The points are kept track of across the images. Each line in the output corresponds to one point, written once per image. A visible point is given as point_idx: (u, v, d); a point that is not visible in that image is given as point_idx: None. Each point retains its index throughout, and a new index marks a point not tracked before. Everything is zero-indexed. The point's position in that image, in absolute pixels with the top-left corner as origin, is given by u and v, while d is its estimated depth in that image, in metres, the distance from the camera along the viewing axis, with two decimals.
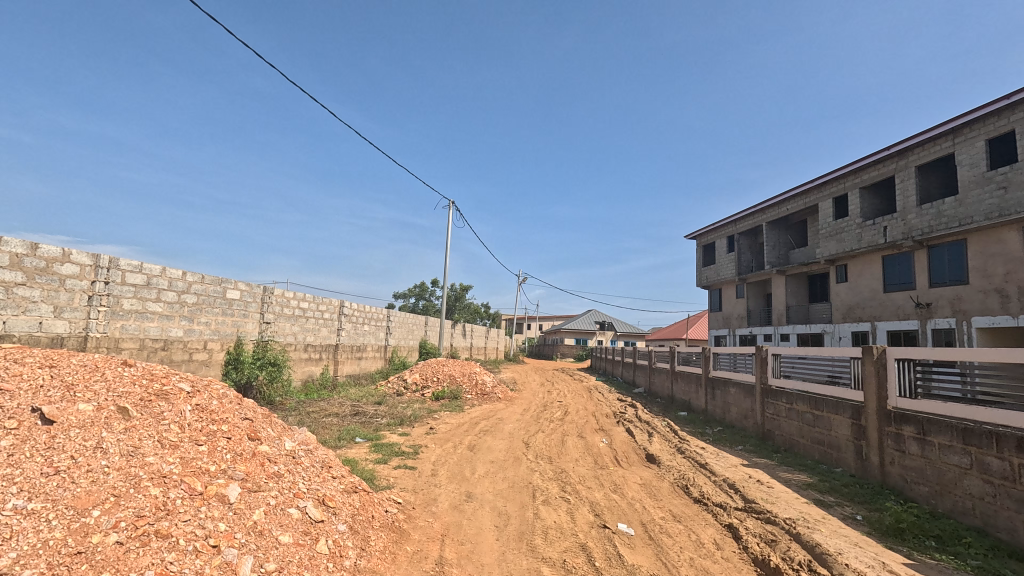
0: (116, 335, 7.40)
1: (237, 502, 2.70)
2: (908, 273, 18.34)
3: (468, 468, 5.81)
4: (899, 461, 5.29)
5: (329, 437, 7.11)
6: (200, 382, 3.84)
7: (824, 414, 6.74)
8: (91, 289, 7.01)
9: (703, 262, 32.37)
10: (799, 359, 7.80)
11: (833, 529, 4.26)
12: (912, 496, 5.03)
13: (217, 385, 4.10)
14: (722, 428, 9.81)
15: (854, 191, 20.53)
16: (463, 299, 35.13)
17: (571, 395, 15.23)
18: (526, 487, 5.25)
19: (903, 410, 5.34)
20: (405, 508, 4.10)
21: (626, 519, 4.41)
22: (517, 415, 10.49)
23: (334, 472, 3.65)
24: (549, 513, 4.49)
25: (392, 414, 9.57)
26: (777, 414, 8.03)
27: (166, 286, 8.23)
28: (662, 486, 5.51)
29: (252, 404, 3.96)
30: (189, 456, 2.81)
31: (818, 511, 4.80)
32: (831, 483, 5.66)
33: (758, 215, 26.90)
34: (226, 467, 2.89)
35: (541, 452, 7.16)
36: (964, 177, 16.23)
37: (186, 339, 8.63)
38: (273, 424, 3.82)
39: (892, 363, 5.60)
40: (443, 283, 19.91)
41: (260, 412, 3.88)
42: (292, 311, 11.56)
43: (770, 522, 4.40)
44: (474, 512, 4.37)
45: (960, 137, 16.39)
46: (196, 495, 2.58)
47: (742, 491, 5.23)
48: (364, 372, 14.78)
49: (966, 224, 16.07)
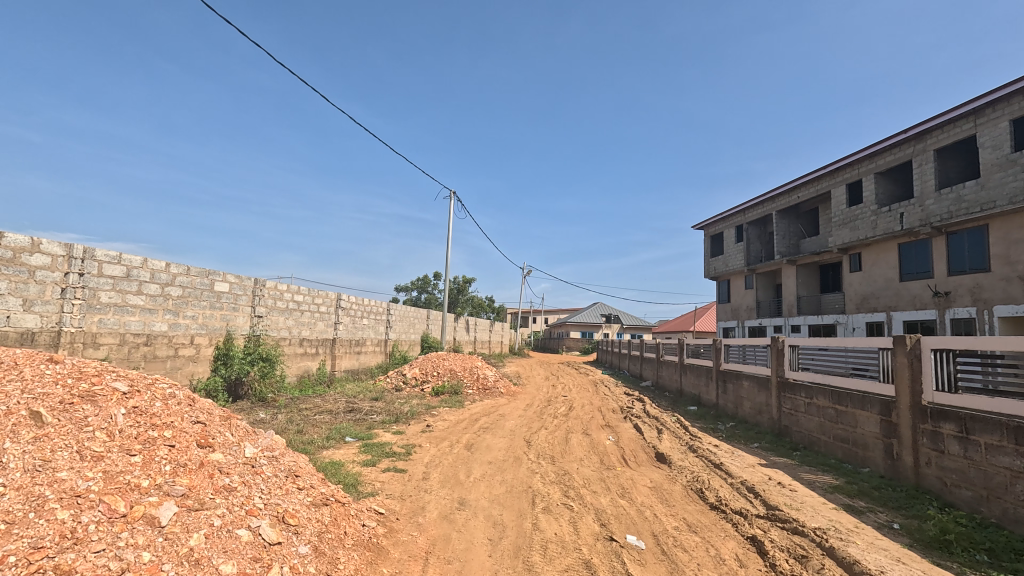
0: (93, 330, 7.01)
1: (169, 524, 2.26)
2: (925, 261, 17.69)
3: (463, 471, 5.37)
4: (936, 462, 4.80)
5: (317, 437, 6.69)
6: (143, 380, 3.41)
7: (848, 410, 6.24)
8: (64, 281, 6.63)
9: (710, 253, 31.73)
10: (819, 350, 7.28)
11: (870, 541, 3.78)
12: (954, 501, 4.54)
13: (173, 385, 3.66)
14: (735, 423, 9.32)
15: (868, 178, 19.84)
16: (466, 292, 34.72)
17: (576, 389, 14.77)
18: (525, 492, 4.80)
19: (941, 406, 4.84)
20: (387, 521, 3.67)
21: (635, 530, 3.95)
22: (520, 411, 10.04)
23: (301, 482, 3.20)
24: (549, 523, 4.03)
25: (389, 411, 9.16)
26: (794, 410, 7.53)
27: (147, 279, 7.83)
28: (674, 490, 5.04)
29: (210, 405, 3.51)
30: (115, 470, 2.38)
31: (849, 519, 4.32)
32: (859, 485, 5.17)
33: (768, 203, 26.19)
34: (162, 482, 2.46)
35: (542, 452, 6.71)
36: (986, 160, 15.53)
37: (171, 333, 8.23)
38: (233, 427, 3.37)
39: (928, 355, 5.09)
40: (445, 276, 19.46)
41: (219, 414, 3.44)
42: (286, 304, 11.15)
43: (798, 533, 3.93)
44: (466, 523, 3.92)
45: (982, 118, 15.67)
46: (117, 518, 2.15)
47: (763, 497, 4.75)
48: (363, 367, 14.40)
49: (988, 209, 15.39)
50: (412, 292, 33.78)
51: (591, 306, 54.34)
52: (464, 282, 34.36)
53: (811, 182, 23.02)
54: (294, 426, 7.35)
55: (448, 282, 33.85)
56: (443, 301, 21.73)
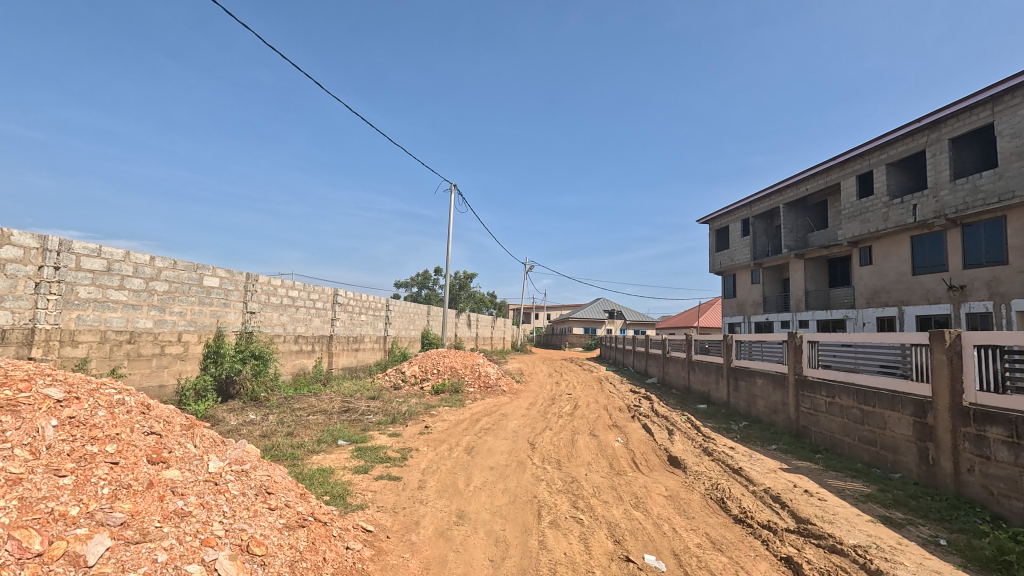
0: (71, 327, 6.62)
1: (98, 564, 1.93)
2: (939, 254, 17.20)
3: (463, 478, 4.96)
4: (980, 469, 4.38)
5: (308, 440, 6.29)
6: (79, 386, 3.09)
7: (876, 411, 5.82)
8: (38, 275, 6.24)
9: (716, 247, 31.24)
10: (842, 347, 6.84)
11: (920, 563, 3.36)
12: (1003, 512, 4.12)
13: (123, 392, 3.31)
14: (749, 423, 8.90)
15: (879, 169, 19.31)
16: (467, 288, 34.30)
17: (580, 386, 14.37)
18: (530, 502, 4.39)
19: (985, 408, 4.42)
20: (375, 541, 3.27)
21: (653, 549, 3.54)
22: (523, 411, 9.64)
23: (271, 501, 2.76)
24: (557, 540, 3.62)
25: (386, 411, 8.76)
26: (815, 409, 7.11)
27: (130, 273, 7.43)
28: (692, 499, 4.63)
29: (165, 415, 3.11)
30: (34, 496, 2.08)
31: (891, 534, 3.89)
32: (894, 493, 4.75)
33: (776, 196, 25.67)
34: (96, 509, 2.15)
35: (548, 456, 6.30)
36: (1004, 149, 15.02)
37: (156, 331, 7.84)
38: (195, 438, 3.03)
39: (970, 351, 4.66)
40: (446, 271, 19.05)
41: (177, 425, 3.08)
42: (280, 300, 10.75)
43: (836, 552, 3.50)
44: (465, 540, 3.52)
45: (1000, 106, 15.15)
46: (28, 559, 1.82)
47: (792, 507, 4.33)
48: (362, 364, 14.02)
49: (1006, 199, 14.89)
50: (412, 288, 33.38)
51: (594, 301, 53.91)
52: (465, 278, 33.94)
53: (820, 174, 22.48)
54: (286, 427, 6.95)
55: (449, 278, 33.44)
56: (443, 297, 21.33)
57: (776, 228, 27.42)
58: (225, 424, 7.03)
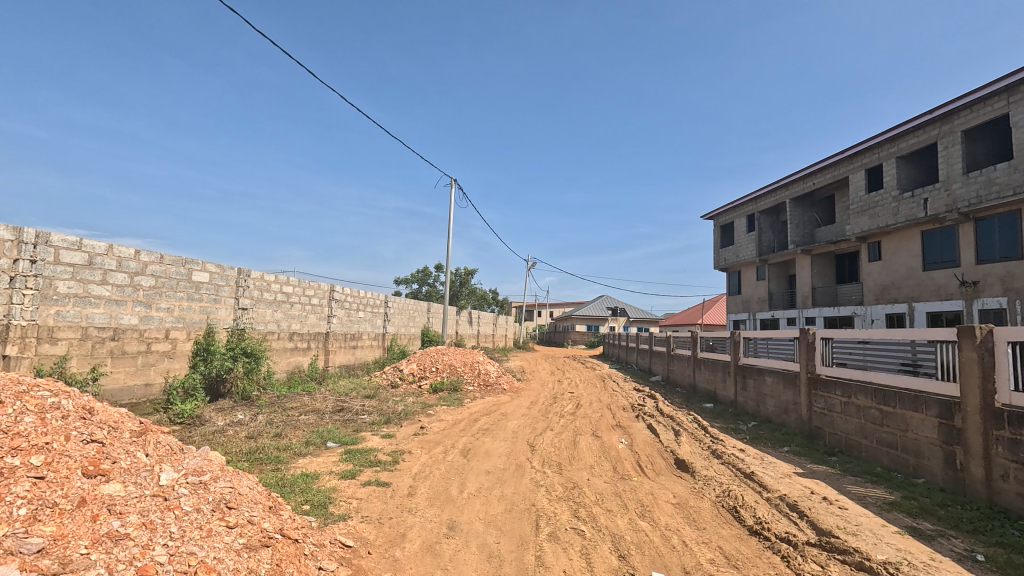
0: (50, 323, 6.33)
1: None
2: (951, 249, 16.79)
3: (456, 484, 4.64)
4: (1015, 475, 4.04)
5: (296, 442, 5.98)
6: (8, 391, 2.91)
7: (897, 412, 5.47)
8: (13, 269, 5.95)
9: (720, 243, 30.83)
10: (858, 343, 6.49)
11: None
12: None
13: (66, 400, 3.13)
14: (758, 423, 8.57)
15: (889, 162, 18.87)
16: (468, 285, 33.95)
17: (583, 385, 14.04)
18: (528, 512, 4.07)
19: (1021, 410, 4.07)
20: (354, 558, 2.97)
21: (661, 565, 3.22)
22: (523, 410, 9.32)
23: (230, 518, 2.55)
24: (556, 555, 3.30)
25: (381, 410, 8.45)
26: (829, 410, 6.76)
27: (113, 267, 7.13)
28: (702, 507, 4.31)
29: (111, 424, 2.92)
30: None
31: (922, 548, 3.56)
32: (921, 501, 4.41)
33: (782, 191, 25.23)
34: (13, 533, 2.00)
35: (548, 459, 5.98)
36: (1020, 140, 14.57)
37: (142, 327, 7.55)
38: (149, 450, 2.89)
39: (1003, 348, 4.31)
40: (446, 267, 18.73)
41: (128, 436, 2.93)
42: (273, 296, 10.44)
43: (864, 570, 3.17)
44: (454, 556, 3.20)
45: (1016, 96, 14.70)
46: None
47: (811, 517, 4.00)
48: (359, 362, 13.72)
49: (1021, 192, 14.47)
50: (413, 285, 33.06)
51: (597, 299, 53.56)
52: (466, 275, 33.59)
53: (828, 168, 22.03)
54: (274, 428, 6.65)
55: (450, 275, 33.11)
56: (444, 294, 21.01)
57: (782, 224, 26.98)
58: (211, 424, 6.72)
